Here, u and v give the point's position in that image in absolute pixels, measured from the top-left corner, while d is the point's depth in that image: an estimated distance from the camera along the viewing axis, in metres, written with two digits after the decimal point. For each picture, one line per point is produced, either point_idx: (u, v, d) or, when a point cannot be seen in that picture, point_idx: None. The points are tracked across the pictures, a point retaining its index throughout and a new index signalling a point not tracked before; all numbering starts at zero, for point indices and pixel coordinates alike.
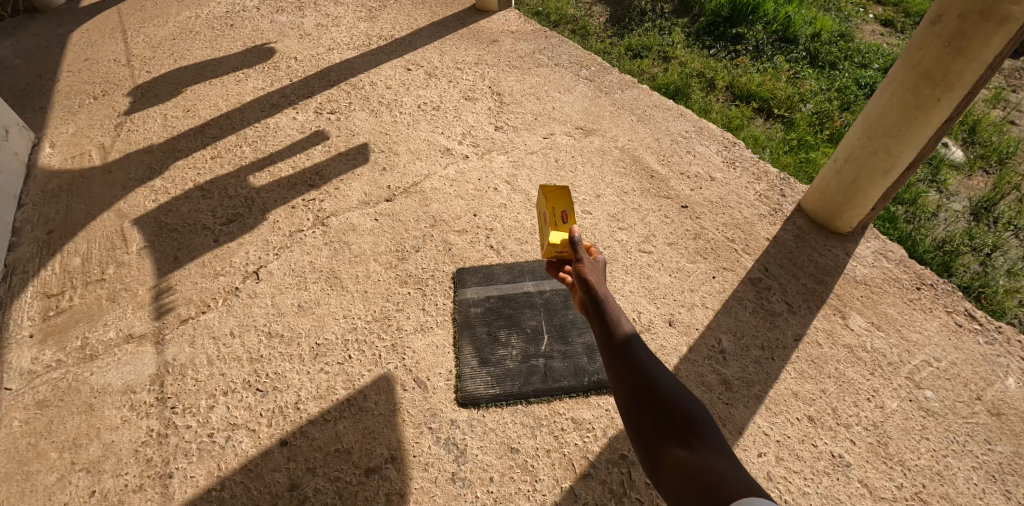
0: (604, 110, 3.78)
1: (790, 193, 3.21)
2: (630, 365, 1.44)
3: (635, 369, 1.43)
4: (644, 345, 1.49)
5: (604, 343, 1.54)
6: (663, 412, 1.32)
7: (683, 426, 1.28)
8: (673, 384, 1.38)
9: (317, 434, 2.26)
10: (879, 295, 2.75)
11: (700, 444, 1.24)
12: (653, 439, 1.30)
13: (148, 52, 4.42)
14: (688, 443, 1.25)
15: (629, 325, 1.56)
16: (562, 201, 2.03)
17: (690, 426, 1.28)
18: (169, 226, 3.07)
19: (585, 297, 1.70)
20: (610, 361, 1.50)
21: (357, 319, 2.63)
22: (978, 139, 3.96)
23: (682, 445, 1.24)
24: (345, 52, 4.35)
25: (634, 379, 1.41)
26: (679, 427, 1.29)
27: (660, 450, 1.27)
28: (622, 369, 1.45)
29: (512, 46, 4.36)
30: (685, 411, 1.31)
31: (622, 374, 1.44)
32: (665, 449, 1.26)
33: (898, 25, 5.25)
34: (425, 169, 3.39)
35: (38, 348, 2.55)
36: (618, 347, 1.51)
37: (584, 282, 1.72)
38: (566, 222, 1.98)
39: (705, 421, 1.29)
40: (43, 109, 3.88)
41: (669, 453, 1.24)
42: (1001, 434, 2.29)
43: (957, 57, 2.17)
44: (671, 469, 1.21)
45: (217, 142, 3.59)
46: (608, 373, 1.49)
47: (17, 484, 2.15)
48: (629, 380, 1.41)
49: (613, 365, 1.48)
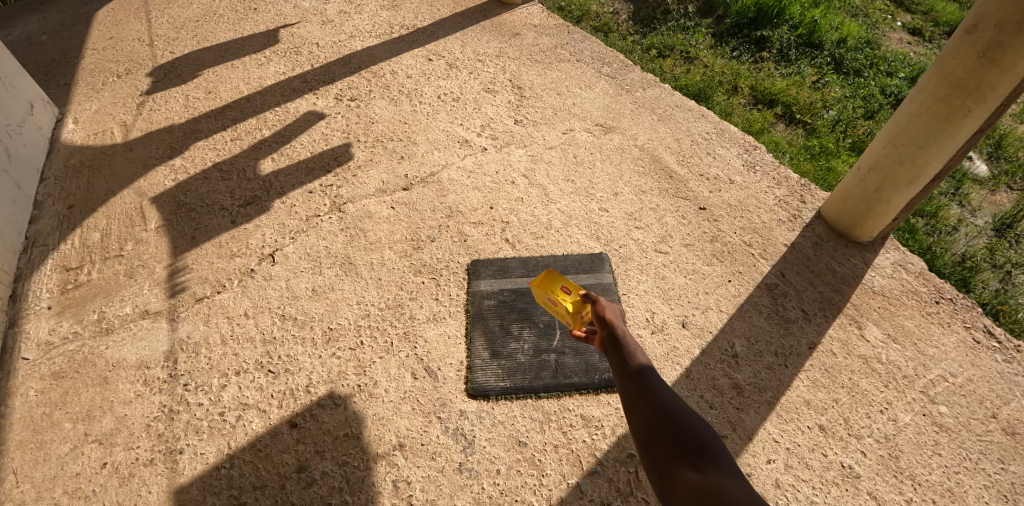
0: (624, 108, 3.76)
1: (810, 200, 3.16)
2: (645, 394, 1.47)
3: (650, 397, 1.45)
4: (660, 378, 1.51)
5: (620, 372, 1.58)
6: (676, 438, 1.32)
7: (696, 451, 1.28)
8: (687, 413, 1.39)
9: (326, 417, 2.27)
10: (896, 307, 2.70)
11: (712, 467, 1.22)
12: (666, 463, 1.29)
13: (172, 33, 4.45)
14: (699, 465, 1.23)
15: (644, 357, 1.60)
16: (552, 282, 2.05)
17: (702, 452, 1.27)
18: (187, 205, 3.09)
19: (601, 331, 1.75)
20: (625, 390, 1.52)
21: (369, 306, 2.64)
22: (1003, 154, 3.86)
23: (694, 468, 1.23)
24: (367, 40, 4.35)
25: (650, 407, 1.42)
26: (692, 453, 1.28)
27: (673, 473, 1.25)
28: (639, 397, 1.47)
29: (534, 40, 4.34)
30: (698, 438, 1.31)
31: (637, 401, 1.46)
32: (676, 471, 1.25)
33: (926, 35, 5.15)
34: (442, 159, 3.39)
35: (56, 319, 2.59)
36: (633, 376, 1.54)
37: (601, 318, 1.76)
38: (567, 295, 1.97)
39: (718, 448, 1.28)
40: (67, 85, 3.91)
41: (681, 476, 1.23)
42: (1015, 454, 2.25)
43: (992, 68, 2.12)
44: (682, 489, 1.19)
45: (238, 125, 3.61)
46: (622, 400, 1.51)
47: (31, 452, 2.18)
48: (645, 406, 1.43)
49: (629, 395, 1.50)
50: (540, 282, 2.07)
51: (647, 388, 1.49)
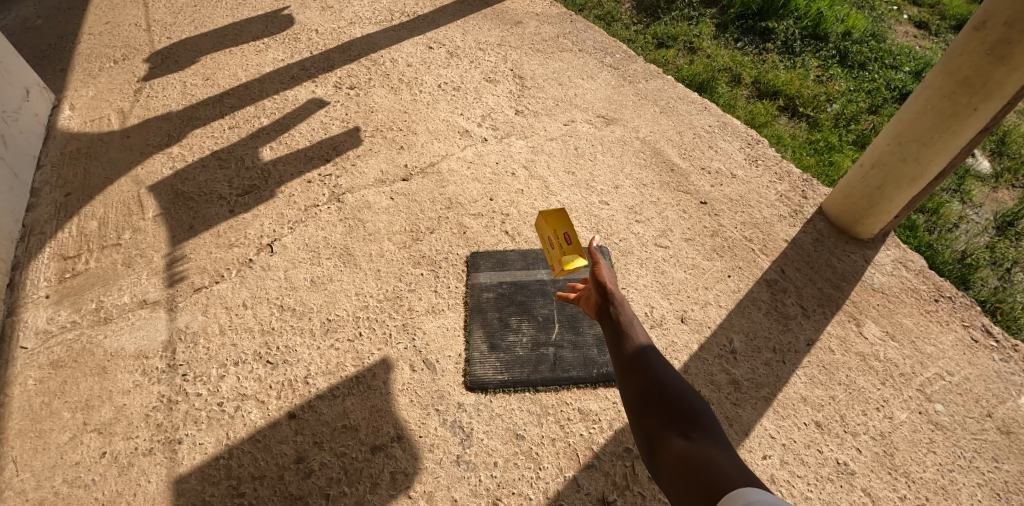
0: (626, 99, 3.72)
1: (811, 195, 3.15)
2: (637, 361, 1.46)
3: (641, 364, 1.44)
4: (653, 346, 1.50)
5: (613, 339, 1.56)
6: (666, 406, 1.33)
7: (686, 420, 1.29)
8: (678, 381, 1.39)
9: (325, 409, 2.28)
10: (896, 304, 2.70)
11: (701, 436, 1.24)
12: (655, 431, 1.30)
13: (170, 18, 4.39)
14: (688, 435, 1.25)
15: (639, 326, 1.59)
16: (563, 223, 2.11)
17: (692, 421, 1.29)
18: (185, 194, 3.07)
19: (598, 296, 1.72)
20: (617, 356, 1.52)
21: (368, 297, 2.63)
22: (1006, 151, 3.83)
23: (683, 438, 1.24)
24: (367, 27, 4.30)
25: (641, 375, 1.42)
26: (682, 421, 1.29)
27: (662, 442, 1.26)
28: (630, 364, 1.46)
29: (536, 29, 4.28)
30: (688, 407, 1.32)
31: (629, 369, 1.45)
32: (665, 440, 1.26)
33: (932, 28, 5.08)
34: (442, 149, 3.36)
35: (54, 308, 2.58)
36: (626, 344, 1.53)
37: (598, 283, 1.73)
38: (569, 244, 2.06)
39: (707, 417, 1.29)
40: (63, 71, 3.87)
41: (670, 445, 1.24)
42: (1009, 452, 2.27)
43: (999, 65, 2.10)
44: (671, 460, 1.20)
45: (236, 112, 3.57)
46: (614, 367, 1.51)
47: (30, 440, 2.18)
48: (637, 373, 1.43)
49: (620, 362, 1.49)
50: (552, 218, 2.13)
51: (639, 355, 1.48)
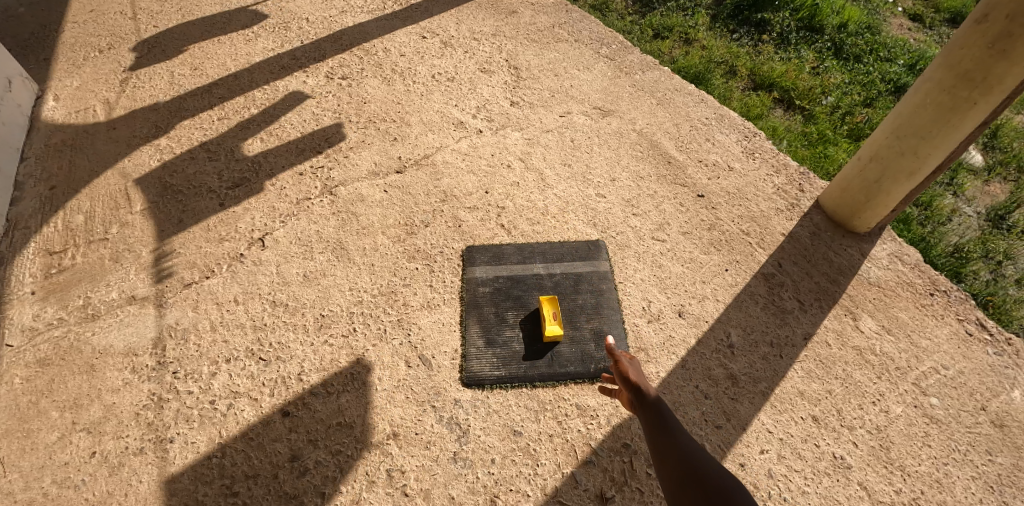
0: (623, 91, 3.68)
1: (808, 188, 3.13)
2: (672, 451, 1.50)
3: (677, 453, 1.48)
4: (690, 436, 1.54)
5: (651, 434, 1.61)
6: (701, 484, 1.33)
7: (719, 494, 1.28)
8: (713, 463, 1.41)
9: (319, 406, 2.25)
10: (892, 298, 2.70)
11: None
12: None
13: (156, 6, 4.28)
14: None
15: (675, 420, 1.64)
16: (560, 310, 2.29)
17: (724, 494, 1.28)
18: (173, 187, 3.01)
19: (630, 394, 1.82)
20: (656, 450, 1.56)
21: (362, 293, 2.60)
22: (998, 144, 3.82)
23: None
24: (358, 16, 4.21)
25: (677, 460, 1.46)
26: (715, 494, 1.29)
27: None
28: (667, 455, 1.50)
29: (532, 19, 4.22)
30: (722, 483, 1.32)
31: (667, 459, 1.49)
32: None
33: (927, 21, 5.06)
34: (437, 141, 3.31)
35: (40, 304, 2.52)
36: (663, 437, 1.58)
37: (626, 380, 1.85)
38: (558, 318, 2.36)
39: (741, 491, 1.29)
40: (46, 60, 3.77)
41: None
42: (1002, 445, 2.28)
43: (1001, 59, 2.08)
44: None
45: (225, 103, 3.50)
46: (653, 461, 1.53)
47: (18, 441, 2.14)
48: (674, 461, 1.46)
49: (658, 454, 1.53)
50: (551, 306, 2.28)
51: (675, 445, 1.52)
